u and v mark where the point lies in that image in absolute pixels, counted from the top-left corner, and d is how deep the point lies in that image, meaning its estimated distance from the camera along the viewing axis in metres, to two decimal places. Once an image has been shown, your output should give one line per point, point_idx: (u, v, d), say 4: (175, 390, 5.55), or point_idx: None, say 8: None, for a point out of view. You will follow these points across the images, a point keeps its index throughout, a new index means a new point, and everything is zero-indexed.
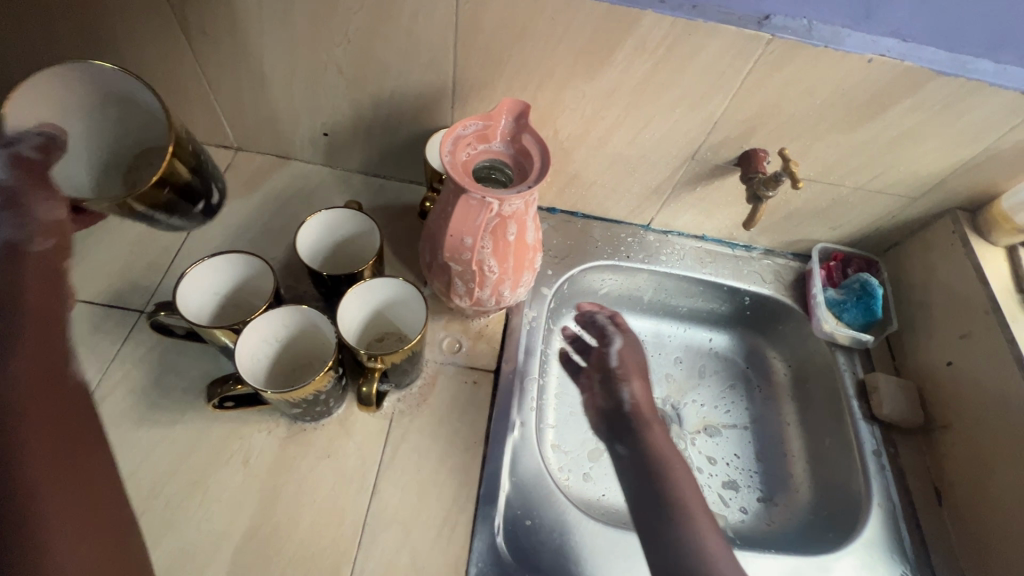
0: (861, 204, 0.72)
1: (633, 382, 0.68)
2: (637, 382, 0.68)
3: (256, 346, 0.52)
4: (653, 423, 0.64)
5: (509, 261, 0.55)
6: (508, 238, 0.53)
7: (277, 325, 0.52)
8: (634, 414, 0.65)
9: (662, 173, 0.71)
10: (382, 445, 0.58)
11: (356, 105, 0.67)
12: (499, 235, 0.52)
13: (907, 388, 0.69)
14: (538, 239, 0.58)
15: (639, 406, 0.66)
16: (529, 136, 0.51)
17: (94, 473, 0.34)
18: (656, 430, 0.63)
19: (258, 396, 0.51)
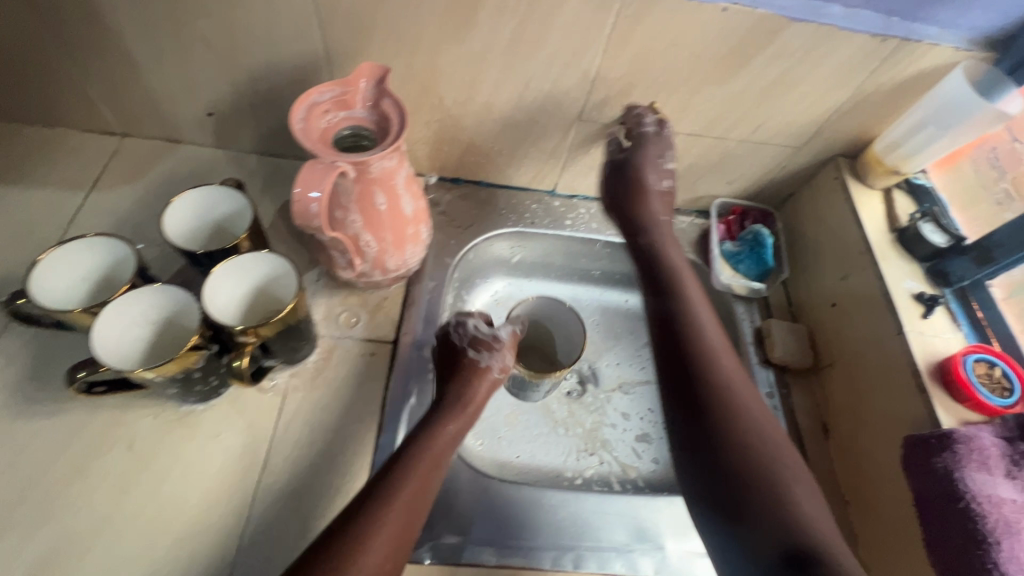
0: (750, 157, 0.73)
1: (648, 198, 0.67)
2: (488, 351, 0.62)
3: (123, 329, 0.50)
4: (685, 279, 0.62)
5: (384, 233, 0.56)
6: (378, 208, 0.54)
7: (147, 306, 0.51)
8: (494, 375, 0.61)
9: (554, 137, 0.71)
10: (275, 421, 0.58)
11: (234, 82, 0.65)
12: (366, 206, 0.52)
13: (798, 331, 0.72)
14: (417, 209, 0.59)
15: (639, 208, 0.67)
16: (389, 102, 0.51)
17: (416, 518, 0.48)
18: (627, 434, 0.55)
19: (125, 378, 0.49)
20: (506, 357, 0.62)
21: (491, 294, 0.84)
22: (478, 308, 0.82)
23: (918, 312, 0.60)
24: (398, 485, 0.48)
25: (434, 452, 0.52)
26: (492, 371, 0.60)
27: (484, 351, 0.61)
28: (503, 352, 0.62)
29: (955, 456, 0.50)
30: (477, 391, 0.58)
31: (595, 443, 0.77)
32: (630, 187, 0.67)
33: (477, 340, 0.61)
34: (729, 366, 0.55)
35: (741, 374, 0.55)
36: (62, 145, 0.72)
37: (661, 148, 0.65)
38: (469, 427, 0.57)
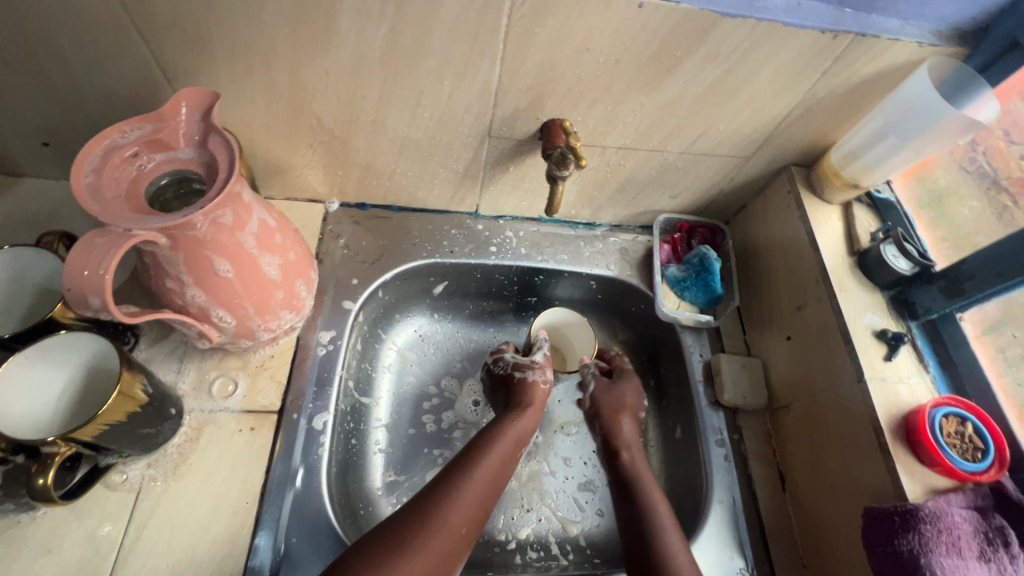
0: (693, 169, 0.64)
1: (620, 419, 0.65)
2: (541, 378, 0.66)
3: None
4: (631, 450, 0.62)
5: (236, 303, 0.46)
6: (221, 275, 0.43)
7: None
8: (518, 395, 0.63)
9: (464, 156, 0.61)
10: (124, 527, 0.48)
11: (60, 107, 0.53)
12: (202, 273, 0.42)
13: (750, 366, 0.64)
14: (285, 267, 0.49)
15: (612, 432, 0.64)
16: (218, 138, 0.40)
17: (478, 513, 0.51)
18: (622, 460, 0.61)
19: None
20: (545, 370, 0.66)
21: (413, 331, 0.74)
22: (397, 348, 0.73)
23: (881, 353, 0.52)
24: (471, 477, 0.52)
25: (502, 452, 0.56)
26: (539, 384, 0.64)
27: (528, 368, 0.65)
28: (544, 368, 0.66)
29: (921, 538, 0.42)
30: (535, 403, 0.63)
31: (532, 497, 0.68)
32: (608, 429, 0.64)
33: (518, 364, 0.66)
34: (664, 513, 0.54)
35: (682, 547, 0.51)
36: None
37: (634, 388, 0.68)
38: (526, 431, 0.60)
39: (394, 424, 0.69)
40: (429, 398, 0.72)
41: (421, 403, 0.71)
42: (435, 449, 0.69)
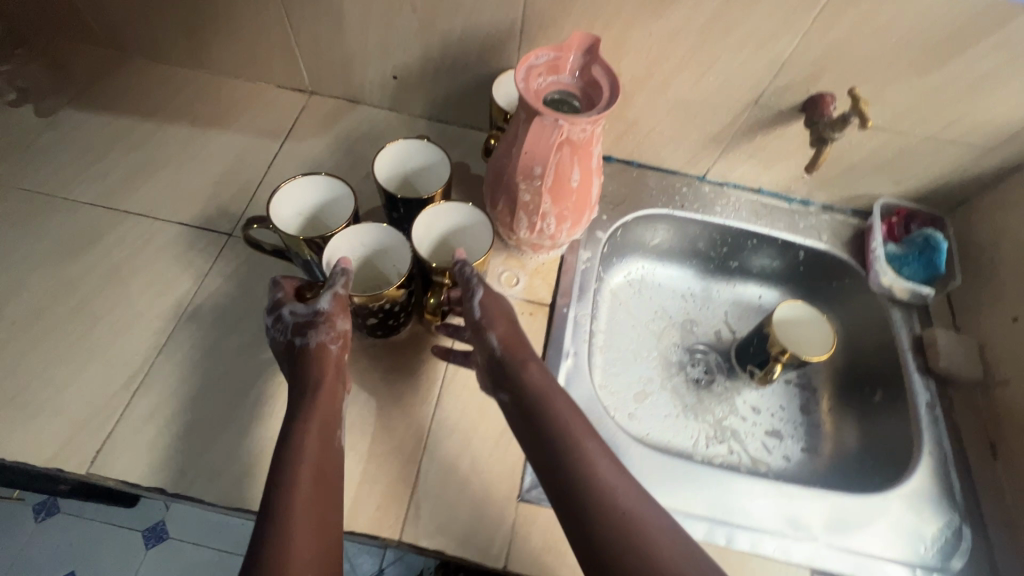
0: (930, 156, 0.70)
1: (491, 330, 0.55)
2: (503, 328, 0.55)
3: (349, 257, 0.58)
4: (563, 409, 0.51)
5: (565, 207, 0.59)
6: (570, 182, 0.57)
7: (366, 236, 0.57)
8: (506, 356, 0.54)
9: (722, 121, 0.71)
10: (446, 363, 0.62)
11: (426, 47, 0.70)
12: (561, 176, 0.55)
13: (965, 343, 0.68)
14: (598, 189, 0.62)
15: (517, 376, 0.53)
16: (600, 72, 0.53)
17: (328, 515, 0.45)
18: (532, 366, 0.53)
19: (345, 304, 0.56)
20: (336, 320, 0.54)
21: (625, 274, 0.85)
22: (612, 286, 0.84)
23: None
24: (298, 476, 0.45)
25: (324, 414, 0.50)
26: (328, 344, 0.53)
27: (311, 331, 0.53)
28: (332, 321, 0.53)
29: None
30: (319, 369, 0.52)
31: (724, 432, 0.75)
32: (516, 339, 0.55)
33: (299, 324, 0.53)
34: (609, 471, 0.47)
35: (664, 532, 0.44)
36: (258, 98, 0.80)
37: (502, 308, 0.57)
38: (338, 387, 0.52)
39: (607, 346, 0.80)
40: (636, 333, 0.82)
41: (631, 336, 0.82)
42: (640, 375, 0.79)
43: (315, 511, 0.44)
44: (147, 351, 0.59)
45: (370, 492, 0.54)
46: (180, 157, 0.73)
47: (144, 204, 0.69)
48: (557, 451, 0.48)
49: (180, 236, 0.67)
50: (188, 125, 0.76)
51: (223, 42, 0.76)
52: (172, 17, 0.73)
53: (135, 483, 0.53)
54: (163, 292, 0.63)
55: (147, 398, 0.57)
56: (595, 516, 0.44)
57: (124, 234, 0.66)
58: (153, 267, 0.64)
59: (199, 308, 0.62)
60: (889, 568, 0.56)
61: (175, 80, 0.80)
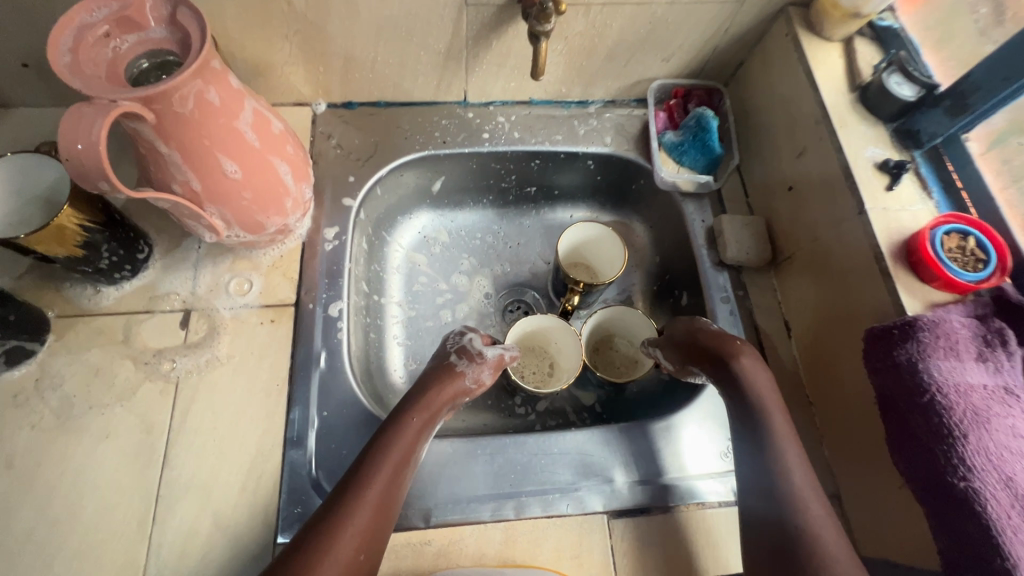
0: (684, 22, 0.61)
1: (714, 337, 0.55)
2: (723, 336, 0.55)
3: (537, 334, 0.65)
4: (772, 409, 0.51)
5: (242, 206, 0.49)
6: (225, 168, 0.45)
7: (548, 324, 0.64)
8: (730, 360, 0.53)
9: (443, 32, 0.59)
10: (171, 410, 0.52)
11: (28, 20, 0.53)
12: (204, 164, 0.44)
13: (753, 224, 0.64)
14: (286, 162, 0.51)
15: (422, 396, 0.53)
16: (188, 12, 0.40)
17: (383, 531, 0.45)
18: (753, 369, 0.53)
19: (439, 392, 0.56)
20: (483, 372, 0.57)
21: (418, 231, 0.75)
22: (403, 250, 0.74)
23: (883, 183, 0.52)
24: (361, 495, 0.45)
25: (404, 453, 0.48)
26: (465, 381, 0.56)
27: (465, 360, 0.57)
28: (482, 368, 0.57)
29: (919, 345, 0.44)
30: (442, 398, 0.53)
31: None
32: (727, 343, 0.55)
33: (462, 348, 0.58)
34: (794, 456, 0.48)
35: (826, 513, 0.44)
36: None
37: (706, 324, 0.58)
38: (432, 424, 0.52)
39: (407, 319, 0.71)
40: (441, 294, 0.74)
41: (435, 299, 0.73)
42: None
43: (374, 526, 0.44)
44: None
45: None
46: None
47: None
48: (757, 442, 0.49)
49: None
50: None
51: None
52: None
53: None
54: None
55: None
56: (790, 502, 0.45)
57: None
58: None
59: None
60: (693, 485, 0.54)
61: None
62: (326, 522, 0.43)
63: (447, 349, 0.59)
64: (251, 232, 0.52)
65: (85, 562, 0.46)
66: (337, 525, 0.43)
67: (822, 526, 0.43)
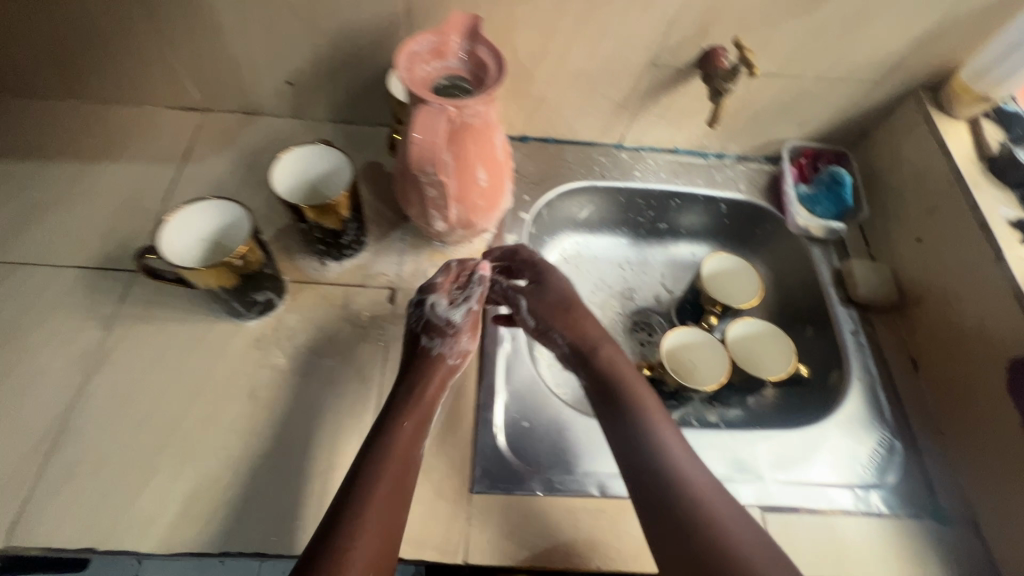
0: (826, 94, 0.72)
1: (574, 317, 0.64)
2: (560, 323, 0.63)
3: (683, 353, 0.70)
4: (645, 403, 0.56)
5: (475, 208, 0.60)
6: (478, 171, 0.56)
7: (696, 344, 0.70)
8: (581, 351, 0.62)
9: (625, 85, 0.71)
10: (382, 367, 0.61)
11: (312, 47, 0.67)
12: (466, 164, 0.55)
13: (880, 269, 0.72)
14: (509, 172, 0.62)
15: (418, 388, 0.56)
16: (485, 48, 0.52)
17: (396, 526, 0.48)
18: (606, 352, 0.62)
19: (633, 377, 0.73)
20: (460, 341, 0.60)
21: (561, 251, 0.85)
22: (548, 265, 0.84)
23: (1017, 237, 0.59)
24: (369, 498, 0.47)
25: (402, 452, 0.51)
26: (448, 360, 0.59)
27: (437, 338, 0.59)
28: (457, 337, 0.60)
29: None
30: (436, 385, 0.57)
31: None
32: (579, 325, 0.63)
33: (430, 325, 0.60)
34: (675, 444, 0.53)
35: (753, 536, 0.48)
36: (148, 122, 0.75)
37: (565, 279, 0.66)
38: (426, 418, 0.55)
39: None
40: None
41: None
42: None
43: (391, 514, 0.48)
44: (60, 406, 0.56)
45: (320, 510, 0.53)
46: (69, 197, 0.68)
47: (35, 252, 0.64)
48: (632, 431, 0.54)
49: (78, 280, 0.63)
50: (73, 161, 0.71)
51: (94, 66, 0.70)
52: (32, 46, 0.67)
53: (64, 548, 0.49)
54: (70, 343, 0.59)
55: (67, 457, 0.53)
56: (707, 522, 0.48)
57: (17, 287, 0.62)
58: (50, 318, 0.60)
59: (112, 351, 0.59)
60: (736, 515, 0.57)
61: (50, 114, 0.74)
62: (348, 524, 0.46)
63: (413, 328, 0.60)
64: (469, 226, 0.63)
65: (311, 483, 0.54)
66: (354, 522, 0.46)
67: (734, 530, 0.47)
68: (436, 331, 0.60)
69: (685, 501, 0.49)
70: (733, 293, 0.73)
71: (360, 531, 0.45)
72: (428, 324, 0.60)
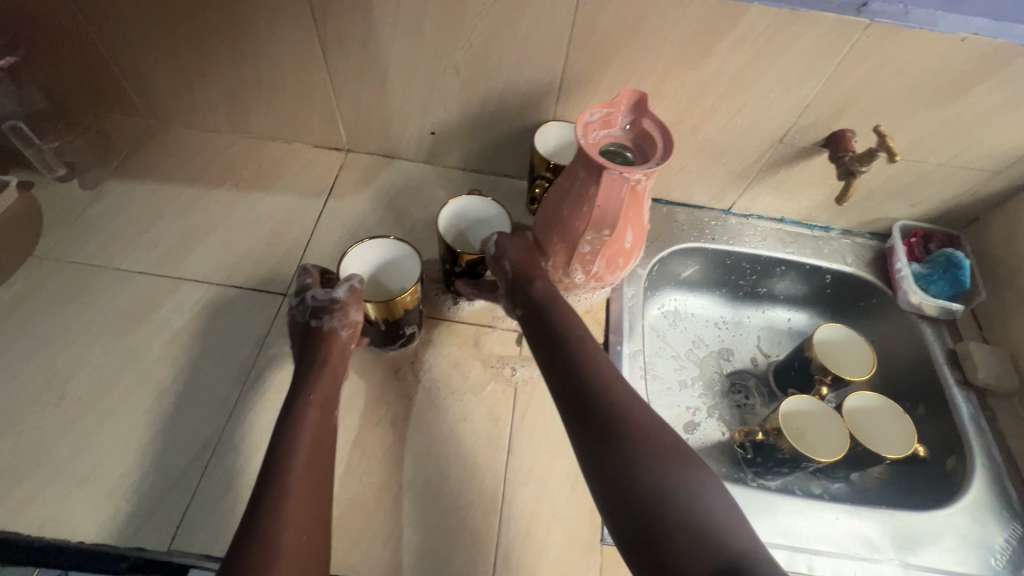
0: (943, 180, 0.75)
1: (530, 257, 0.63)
2: (515, 252, 0.62)
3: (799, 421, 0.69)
4: (584, 351, 0.55)
5: (614, 265, 0.63)
6: (627, 232, 0.59)
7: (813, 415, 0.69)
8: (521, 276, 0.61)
9: (748, 158, 0.75)
10: (512, 408, 0.63)
11: (463, 104, 0.73)
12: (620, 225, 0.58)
13: (999, 354, 0.72)
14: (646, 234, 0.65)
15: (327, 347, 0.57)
16: (650, 121, 0.57)
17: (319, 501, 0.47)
18: (539, 282, 0.61)
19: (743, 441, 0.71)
20: (349, 313, 0.59)
21: (660, 307, 0.87)
22: (648, 319, 0.86)
23: None
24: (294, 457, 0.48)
25: (313, 426, 0.51)
26: (341, 330, 0.59)
27: (326, 316, 0.58)
28: (346, 310, 0.59)
29: None
30: (337, 357, 0.58)
31: None
32: (528, 262, 0.63)
33: (317, 308, 0.59)
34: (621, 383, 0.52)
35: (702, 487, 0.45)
36: (297, 158, 0.83)
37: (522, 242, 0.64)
38: (337, 391, 0.56)
39: (652, 378, 0.81)
40: (678, 363, 0.84)
41: (674, 367, 0.83)
42: (687, 405, 0.80)
43: (310, 486, 0.48)
44: (217, 417, 0.59)
45: (457, 544, 0.54)
46: (227, 221, 0.75)
47: (197, 270, 0.70)
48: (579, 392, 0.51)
49: (235, 299, 0.68)
50: (232, 188, 0.78)
51: (263, 107, 0.78)
52: (216, 87, 0.75)
53: (221, 558, 0.51)
54: (227, 357, 0.63)
55: (222, 468, 0.56)
56: (642, 467, 0.46)
57: (182, 300, 0.67)
58: (209, 332, 0.65)
59: (264, 369, 0.63)
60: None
61: (215, 146, 0.82)
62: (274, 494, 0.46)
63: (304, 320, 0.60)
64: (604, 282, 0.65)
65: (449, 517, 0.56)
66: (282, 486, 0.46)
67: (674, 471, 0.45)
68: (326, 310, 0.59)
69: (609, 419, 0.49)
70: (846, 364, 0.74)
71: (288, 503, 0.45)
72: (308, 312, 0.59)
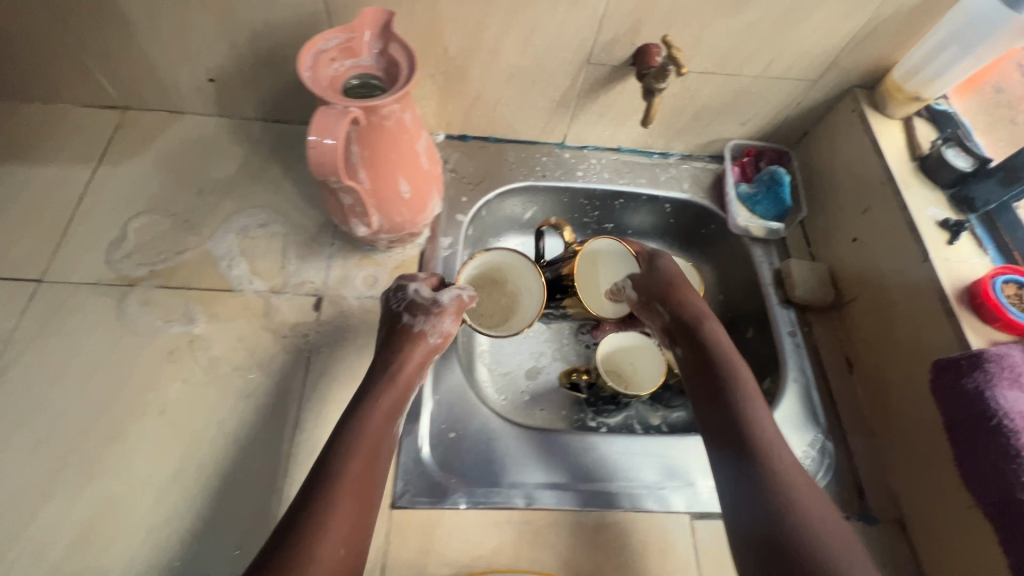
0: (763, 93, 0.71)
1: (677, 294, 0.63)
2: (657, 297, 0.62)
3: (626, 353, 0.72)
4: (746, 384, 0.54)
5: (398, 216, 0.58)
6: (397, 176, 0.54)
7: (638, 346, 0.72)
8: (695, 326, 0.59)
9: (562, 84, 0.70)
10: (303, 380, 0.58)
11: (232, 45, 0.64)
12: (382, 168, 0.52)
13: (818, 269, 0.71)
14: (436, 179, 0.60)
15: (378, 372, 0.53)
16: (397, 45, 0.50)
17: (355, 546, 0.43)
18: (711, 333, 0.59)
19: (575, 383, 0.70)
20: (443, 321, 0.56)
21: None
22: None
23: (944, 239, 0.60)
24: (332, 499, 0.43)
25: (365, 457, 0.46)
26: (429, 338, 0.55)
27: (418, 317, 0.56)
28: (441, 317, 0.56)
29: (986, 375, 0.50)
30: (408, 370, 0.53)
31: None
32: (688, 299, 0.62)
33: (414, 304, 0.57)
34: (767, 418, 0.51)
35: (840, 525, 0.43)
36: (60, 120, 0.71)
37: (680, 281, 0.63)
38: (394, 423, 0.50)
39: None
40: None
41: None
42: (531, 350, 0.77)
43: (351, 524, 0.43)
44: None
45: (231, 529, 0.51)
46: None
47: None
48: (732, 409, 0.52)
49: None
50: None
51: None
52: None
53: None
54: None
55: None
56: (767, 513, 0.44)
57: None
58: None
59: (9, 367, 0.55)
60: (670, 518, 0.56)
61: None
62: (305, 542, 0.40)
63: (395, 310, 0.57)
64: (395, 233, 0.60)
65: (223, 505, 0.51)
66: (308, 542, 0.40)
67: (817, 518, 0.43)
68: (420, 310, 0.57)
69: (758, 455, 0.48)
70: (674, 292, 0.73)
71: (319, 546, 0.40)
72: (409, 307, 0.57)
